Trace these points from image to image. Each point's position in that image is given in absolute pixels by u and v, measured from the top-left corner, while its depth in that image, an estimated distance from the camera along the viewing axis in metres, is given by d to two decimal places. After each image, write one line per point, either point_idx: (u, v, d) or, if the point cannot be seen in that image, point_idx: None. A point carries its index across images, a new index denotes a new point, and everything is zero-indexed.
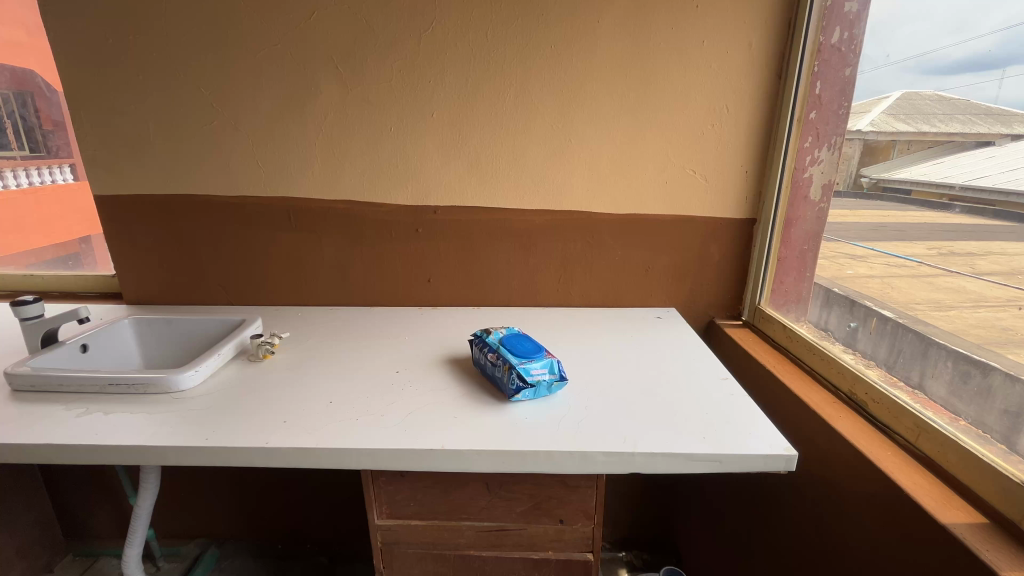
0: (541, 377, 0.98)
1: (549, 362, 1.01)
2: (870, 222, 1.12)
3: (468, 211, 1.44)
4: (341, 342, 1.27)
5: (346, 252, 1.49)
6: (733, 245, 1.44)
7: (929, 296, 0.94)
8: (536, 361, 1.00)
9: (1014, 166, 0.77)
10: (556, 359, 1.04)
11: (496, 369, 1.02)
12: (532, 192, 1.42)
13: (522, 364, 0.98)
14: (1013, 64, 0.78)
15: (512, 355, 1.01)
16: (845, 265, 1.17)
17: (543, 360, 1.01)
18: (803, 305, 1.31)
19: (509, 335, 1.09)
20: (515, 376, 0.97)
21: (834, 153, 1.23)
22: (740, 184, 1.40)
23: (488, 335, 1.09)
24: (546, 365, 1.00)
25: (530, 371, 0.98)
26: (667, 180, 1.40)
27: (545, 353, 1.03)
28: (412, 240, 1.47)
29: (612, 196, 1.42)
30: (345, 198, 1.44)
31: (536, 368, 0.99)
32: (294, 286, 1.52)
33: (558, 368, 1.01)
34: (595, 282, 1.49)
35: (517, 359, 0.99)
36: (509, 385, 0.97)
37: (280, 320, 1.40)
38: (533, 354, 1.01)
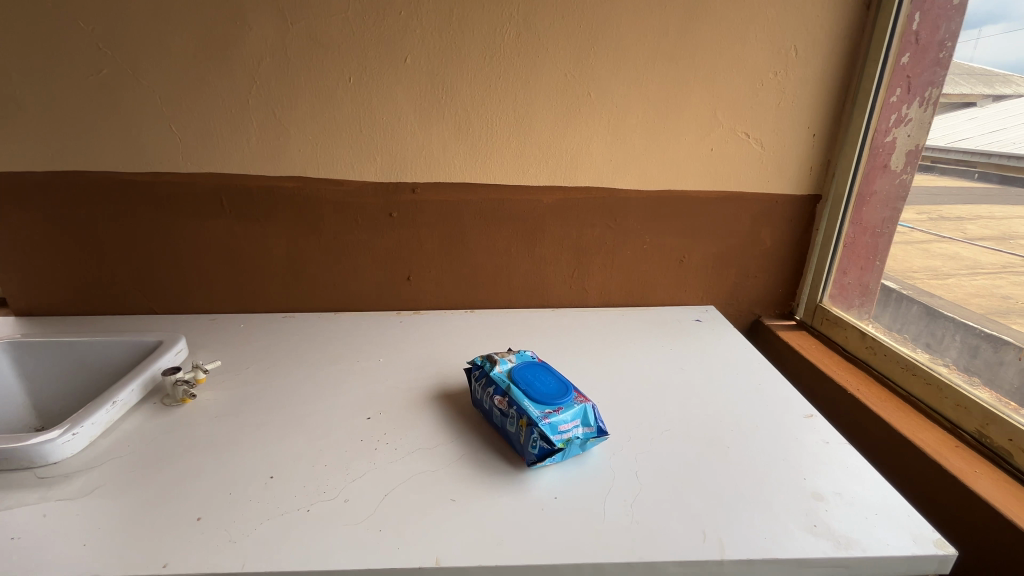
0: (569, 435, 0.69)
1: (580, 411, 0.72)
2: (986, 206, 0.84)
3: (457, 190, 1.12)
4: (295, 372, 0.96)
5: (299, 245, 1.15)
6: (789, 228, 1.16)
7: (925, 263, 0.96)
8: (563, 415, 0.70)
9: (998, 127, 0.82)
10: (592, 402, 0.74)
11: (507, 422, 0.73)
12: (538, 164, 1.10)
13: (544, 420, 0.69)
14: (989, 25, 0.84)
15: (530, 405, 0.71)
16: (954, 266, 0.89)
17: (573, 410, 0.71)
18: (870, 299, 1.06)
19: (524, 370, 0.79)
20: (536, 437, 0.68)
21: (928, 110, 0.96)
22: (803, 151, 1.10)
23: (494, 369, 0.80)
24: (577, 417, 0.71)
25: (554, 430, 0.69)
26: (713, 147, 1.09)
27: (575, 397, 0.73)
28: (385, 229, 1.14)
29: (640, 167, 1.11)
30: (294, 175, 1.10)
31: (562, 425, 0.69)
32: (234, 289, 1.19)
33: (591, 416, 0.72)
34: (618, 276, 1.19)
35: (538, 413, 0.70)
36: (528, 447, 0.68)
37: (215, 339, 1.08)
38: (559, 402, 0.72)
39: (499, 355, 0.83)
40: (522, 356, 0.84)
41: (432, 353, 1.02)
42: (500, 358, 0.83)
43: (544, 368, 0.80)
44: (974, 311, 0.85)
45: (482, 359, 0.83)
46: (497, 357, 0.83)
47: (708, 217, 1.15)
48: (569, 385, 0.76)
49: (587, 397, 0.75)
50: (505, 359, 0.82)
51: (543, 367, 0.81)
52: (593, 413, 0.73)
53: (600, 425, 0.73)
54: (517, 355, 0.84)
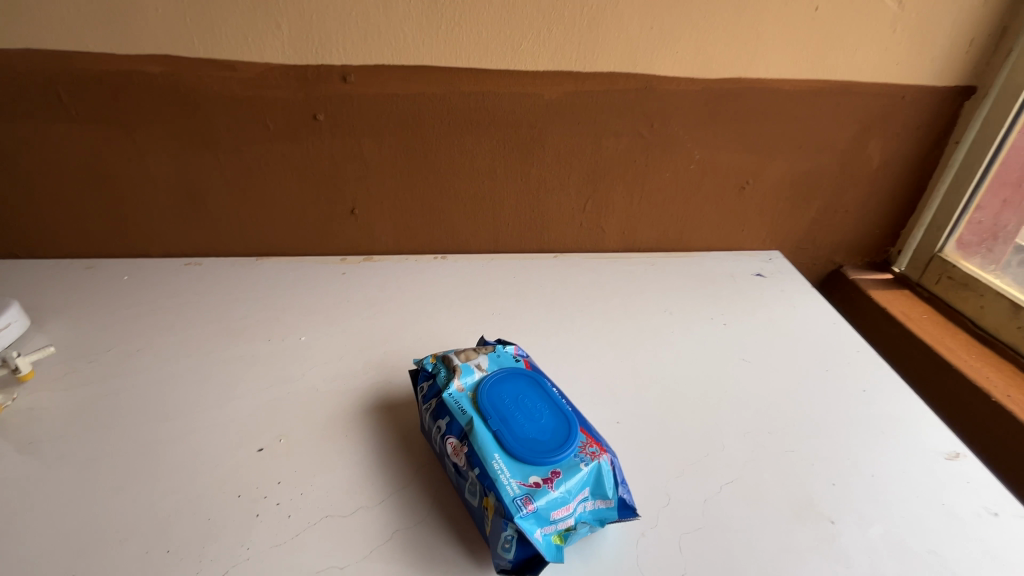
0: (566, 522, 0.41)
1: (587, 478, 0.43)
2: None
3: (413, 78, 0.73)
4: (174, 358, 0.66)
5: (188, 163, 0.79)
6: (912, 141, 0.78)
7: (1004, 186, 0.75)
8: (558, 492, 0.41)
9: None
10: (609, 454, 0.45)
11: (468, 492, 0.44)
12: (538, 34, 0.70)
13: (526, 510, 0.40)
14: None
15: (505, 475, 0.42)
16: None
17: (575, 479, 0.42)
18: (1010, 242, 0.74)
19: (499, 392, 0.48)
20: (511, 535, 0.39)
21: None
22: (966, 11, 0.69)
23: (449, 387, 0.48)
24: (581, 490, 0.42)
25: (541, 522, 0.40)
26: (818, 5, 0.68)
27: (580, 451, 0.44)
28: (310, 139, 0.77)
29: (697, 40, 0.71)
30: (160, 52, 0.71)
31: (556, 511, 0.41)
32: (108, 227, 0.84)
33: (607, 481, 0.43)
34: (649, 209, 0.84)
35: (515, 496, 0.40)
36: (500, 550, 0.40)
37: (78, 302, 0.76)
38: (549, 466, 0.43)
39: (461, 356, 0.52)
40: (500, 359, 0.52)
41: (380, 326, 0.71)
42: (461, 363, 0.51)
43: (531, 387, 0.50)
44: None
45: (435, 363, 0.52)
46: (458, 360, 0.51)
47: (793, 122, 0.76)
48: (571, 425, 0.46)
49: (600, 445, 0.45)
50: (470, 367, 0.50)
51: (531, 383, 0.50)
52: (609, 478, 0.44)
53: (625, 493, 0.44)
54: (491, 358, 0.52)
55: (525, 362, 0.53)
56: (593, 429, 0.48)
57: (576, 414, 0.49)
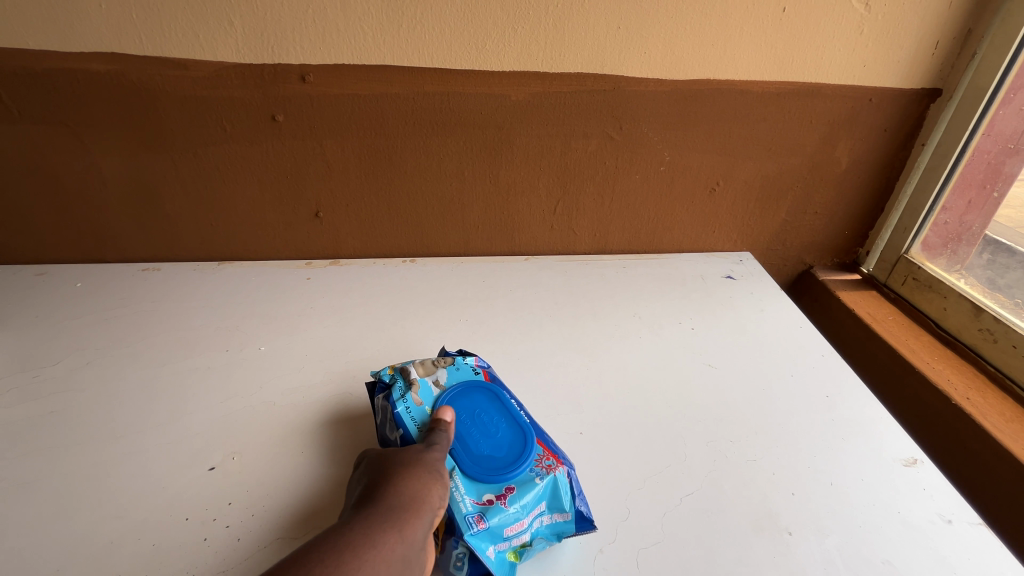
0: (522, 538, 0.42)
1: (543, 491, 0.43)
2: None
3: (375, 77, 0.70)
4: (126, 370, 0.64)
5: (142, 165, 0.76)
6: (880, 142, 0.78)
7: (971, 188, 0.75)
8: (510, 508, 0.42)
9: None
10: (565, 465, 0.45)
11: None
12: (503, 33, 0.68)
13: (476, 527, 0.40)
14: None
15: (458, 492, 0.43)
16: None
17: (529, 494, 0.43)
18: (971, 240, 0.75)
19: (455, 411, 0.49)
20: (462, 554, 0.40)
21: None
22: (932, 13, 0.69)
23: (406, 401, 0.48)
24: (536, 504, 0.43)
25: (492, 539, 0.41)
26: (785, 6, 0.68)
27: (537, 465, 0.45)
28: (271, 141, 0.74)
29: (664, 39, 0.69)
30: (106, 49, 0.67)
31: (508, 528, 0.41)
32: (59, 231, 0.80)
33: (563, 493, 0.44)
34: (620, 211, 0.83)
35: (465, 513, 0.41)
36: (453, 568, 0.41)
37: (25, 311, 0.73)
38: (503, 480, 0.43)
39: (420, 369, 0.51)
40: (457, 371, 0.52)
41: (345, 333, 0.70)
42: (419, 377, 0.51)
43: (488, 401, 0.50)
44: (1003, 225, 0.71)
45: (392, 375, 0.51)
46: (416, 375, 0.51)
47: (762, 124, 0.76)
48: (528, 438, 0.47)
49: (557, 456, 0.46)
50: (427, 383, 0.50)
51: (489, 398, 0.50)
52: (566, 490, 0.44)
53: (583, 503, 0.44)
54: (449, 369, 0.52)
55: (484, 372, 0.53)
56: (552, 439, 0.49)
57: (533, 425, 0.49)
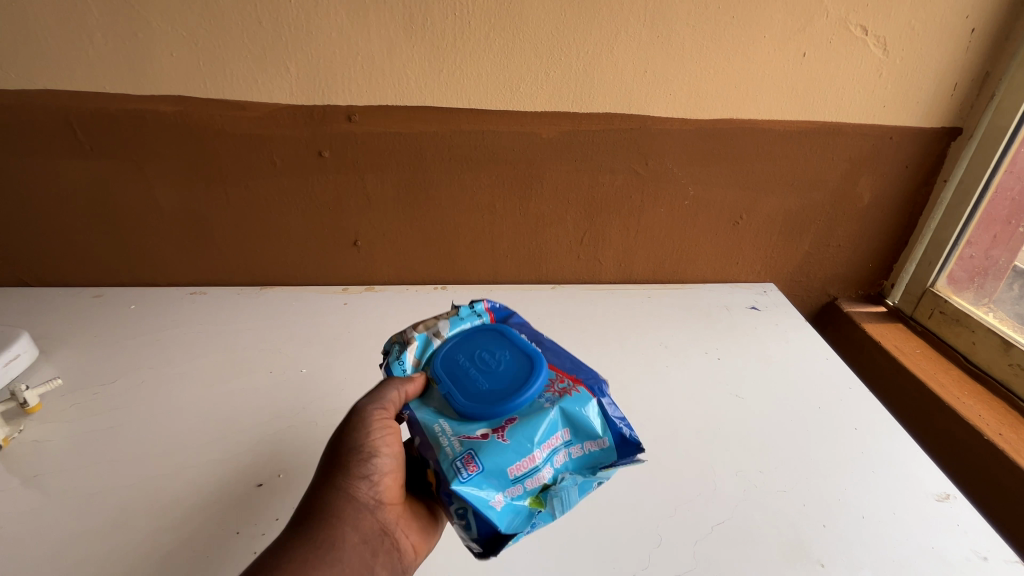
0: (542, 476, 0.41)
1: (554, 420, 0.42)
2: None
3: (416, 117, 0.75)
4: (178, 390, 0.67)
5: (196, 196, 0.81)
6: (902, 178, 0.80)
7: (996, 224, 0.76)
8: (511, 443, 0.40)
9: None
10: (586, 388, 0.44)
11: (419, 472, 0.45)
12: (537, 77, 0.73)
13: (468, 471, 0.38)
14: None
15: (447, 435, 0.41)
16: None
17: (542, 426, 0.41)
18: (999, 275, 0.76)
19: (454, 353, 0.47)
20: (461, 507, 0.38)
21: None
22: (948, 57, 0.72)
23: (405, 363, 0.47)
24: (547, 439, 0.41)
25: (494, 480, 0.39)
26: (805, 51, 0.71)
27: (555, 392, 0.43)
28: (316, 174, 0.80)
29: (689, 82, 0.73)
30: (172, 93, 0.74)
31: (512, 468, 0.39)
32: (118, 257, 0.86)
33: (584, 423, 0.42)
34: (645, 242, 0.85)
35: (458, 457, 0.39)
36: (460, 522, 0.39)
37: (85, 331, 0.78)
38: (502, 412, 0.41)
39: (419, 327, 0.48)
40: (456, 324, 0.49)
41: (380, 357, 0.73)
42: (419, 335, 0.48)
43: (493, 338, 0.47)
44: None
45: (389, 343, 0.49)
46: (414, 333, 0.48)
47: (785, 161, 0.79)
48: (532, 361, 0.45)
49: (576, 379, 0.45)
50: (425, 338, 0.48)
51: (495, 335, 0.48)
52: (586, 417, 0.43)
53: (608, 429, 0.43)
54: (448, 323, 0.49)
55: (491, 315, 0.50)
56: (568, 363, 0.47)
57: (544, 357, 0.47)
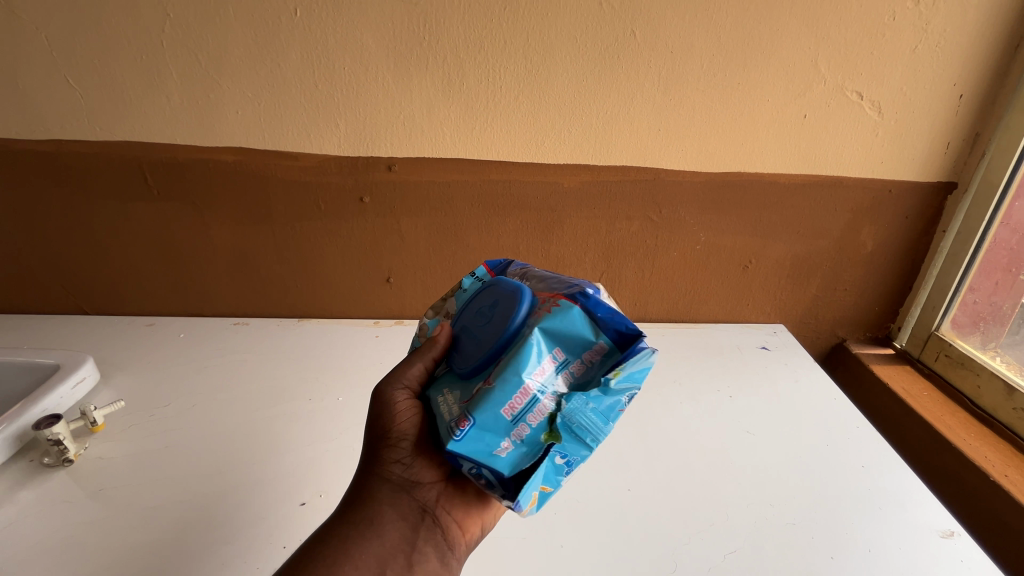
0: (544, 406, 0.39)
1: (534, 346, 0.40)
2: None
3: (449, 168, 0.83)
4: (226, 415, 0.73)
5: (247, 235, 0.89)
6: (902, 228, 0.85)
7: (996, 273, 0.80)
8: (496, 385, 0.39)
9: None
10: (566, 298, 0.42)
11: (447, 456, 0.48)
12: (560, 135, 0.81)
13: (461, 428, 0.38)
14: None
15: (448, 404, 0.43)
16: None
17: (528, 355, 0.40)
18: (1003, 321, 0.78)
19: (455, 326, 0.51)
20: (471, 463, 0.39)
21: None
22: (941, 119, 0.78)
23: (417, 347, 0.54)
24: (536, 364, 0.40)
25: (493, 428, 0.39)
26: (806, 113, 0.78)
27: (538, 316, 0.42)
28: (357, 218, 0.87)
29: (698, 139, 0.80)
30: (234, 144, 0.82)
31: (503, 410, 0.39)
32: (173, 289, 0.94)
33: (568, 335, 0.41)
34: (659, 283, 0.91)
35: (454, 420, 0.40)
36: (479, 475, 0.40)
37: (141, 357, 0.85)
38: (489, 356, 0.43)
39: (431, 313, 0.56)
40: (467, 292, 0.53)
41: None
42: (430, 319, 0.55)
43: (481, 292, 0.50)
44: None
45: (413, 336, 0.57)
46: (426, 319, 0.55)
47: (791, 211, 0.84)
48: (516, 294, 0.45)
49: (557, 294, 0.43)
50: (435, 322, 0.54)
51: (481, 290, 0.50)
52: (573, 330, 0.41)
53: (599, 335, 0.40)
54: (461, 293, 0.53)
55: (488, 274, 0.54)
56: (552, 283, 0.46)
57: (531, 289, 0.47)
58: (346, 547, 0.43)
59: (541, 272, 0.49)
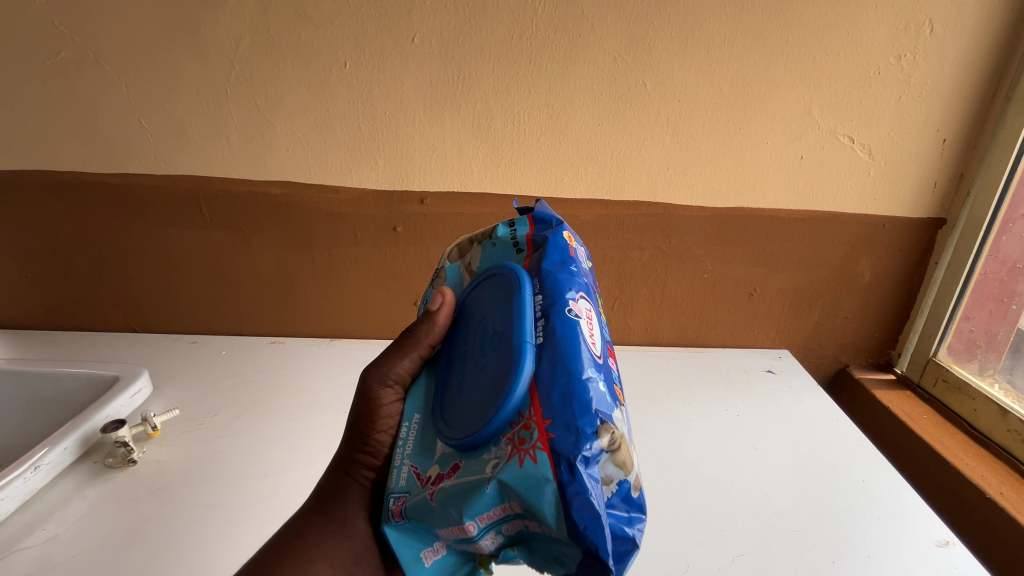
0: (477, 547, 0.38)
1: (486, 496, 0.37)
2: None
3: (475, 201, 0.91)
4: (267, 425, 0.79)
5: (288, 261, 0.97)
6: (897, 260, 0.91)
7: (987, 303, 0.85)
8: (436, 505, 0.39)
9: None
10: (546, 459, 0.35)
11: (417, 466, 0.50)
12: (578, 172, 0.89)
13: (397, 519, 0.41)
14: None
15: (403, 458, 0.45)
16: None
17: (475, 500, 0.37)
18: (999, 349, 0.83)
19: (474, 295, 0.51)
20: None
21: None
22: (927, 161, 0.85)
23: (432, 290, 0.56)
24: (480, 513, 0.37)
25: (425, 532, 0.40)
26: (803, 154, 0.85)
27: (506, 460, 0.37)
28: (389, 245, 0.95)
29: (705, 177, 0.88)
30: (283, 179, 0.91)
31: (438, 528, 0.39)
32: (217, 310, 1.01)
33: (526, 508, 0.36)
34: (670, 309, 0.96)
35: (396, 500, 0.42)
36: None
37: (188, 371, 0.91)
38: (456, 433, 0.41)
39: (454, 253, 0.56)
40: (496, 245, 0.52)
41: None
42: (451, 263, 0.56)
43: (507, 292, 0.46)
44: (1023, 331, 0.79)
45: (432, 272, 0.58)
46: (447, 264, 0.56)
47: (792, 243, 0.91)
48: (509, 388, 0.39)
49: (542, 437, 0.36)
50: (455, 268, 0.55)
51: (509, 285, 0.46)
52: (534, 504, 0.35)
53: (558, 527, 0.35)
54: (484, 245, 0.53)
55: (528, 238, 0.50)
56: (553, 394, 0.37)
57: (532, 367, 0.39)
58: (320, 543, 0.47)
59: (560, 332, 0.40)
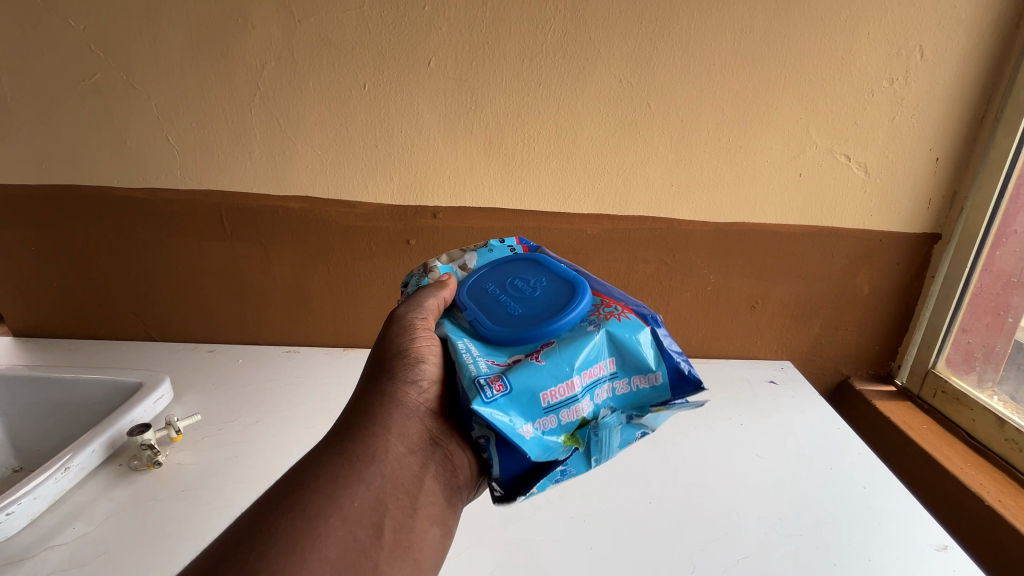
0: (580, 407, 0.45)
1: (596, 349, 0.47)
2: None
3: (486, 215, 0.95)
4: (285, 430, 0.82)
5: (305, 272, 1.01)
6: (894, 274, 0.94)
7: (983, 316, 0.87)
8: (546, 365, 0.46)
9: None
10: (636, 317, 0.49)
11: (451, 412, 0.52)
12: (585, 189, 0.92)
13: (495, 390, 0.44)
14: None
15: (475, 355, 0.48)
16: None
17: (586, 352, 0.46)
18: (996, 361, 0.85)
19: (483, 276, 0.58)
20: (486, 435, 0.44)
21: None
22: (921, 179, 0.88)
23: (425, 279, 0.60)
24: (591, 366, 0.46)
25: (523, 406, 0.44)
26: (800, 172, 0.89)
27: (603, 322, 0.49)
28: (402, 257, 0.99)
29: (707, 194, 0.91)
30: (302, 194, 0.95)
31: (543, 394, 0.44)
32: (236, 319, 1.05)
33: (627, 356, 0.47)
34: (674, 321, 0.99)
35: (484, 381, 0.45)
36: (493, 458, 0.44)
37: (207, 379, 0.94)
38: (537, 329, 0.49)
39: (444, 258, 0.62)
40: (493, 249, 0.62)
41: None
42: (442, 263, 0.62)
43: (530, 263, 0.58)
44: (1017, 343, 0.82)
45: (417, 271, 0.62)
46: (438, 263, 0.61)
47: (792, 257, 0.94)
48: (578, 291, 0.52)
49: (625, 307, 0.50)
50: (451, 266, 0.61)
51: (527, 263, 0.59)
52: (634, 349, 0.47)
53: (654, 369, 0.47)
54: (483, 250, 0.63)
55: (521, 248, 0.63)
56: (616, 292, 0.53)
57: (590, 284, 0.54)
58: (361, 460, 0.45)
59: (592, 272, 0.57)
